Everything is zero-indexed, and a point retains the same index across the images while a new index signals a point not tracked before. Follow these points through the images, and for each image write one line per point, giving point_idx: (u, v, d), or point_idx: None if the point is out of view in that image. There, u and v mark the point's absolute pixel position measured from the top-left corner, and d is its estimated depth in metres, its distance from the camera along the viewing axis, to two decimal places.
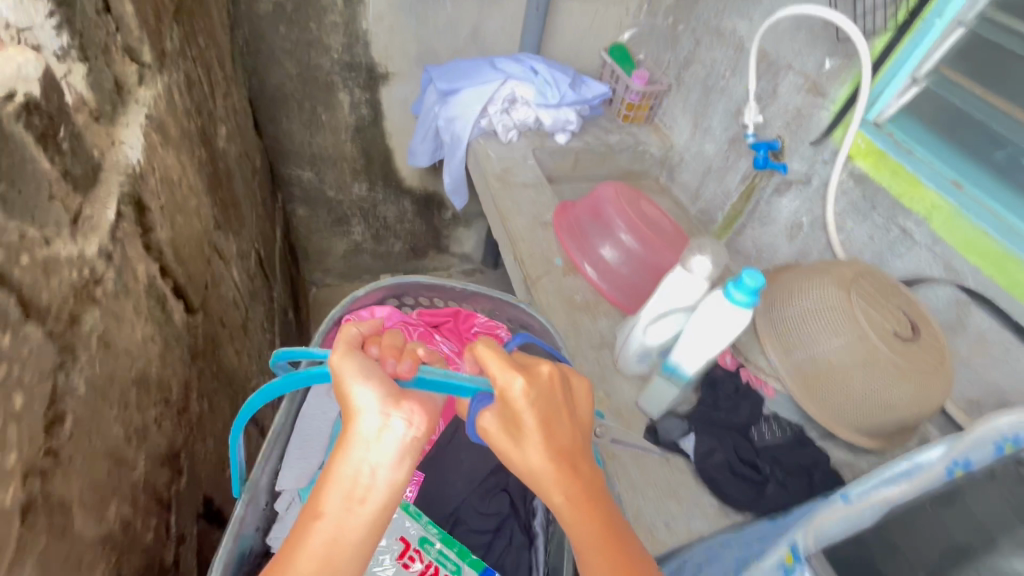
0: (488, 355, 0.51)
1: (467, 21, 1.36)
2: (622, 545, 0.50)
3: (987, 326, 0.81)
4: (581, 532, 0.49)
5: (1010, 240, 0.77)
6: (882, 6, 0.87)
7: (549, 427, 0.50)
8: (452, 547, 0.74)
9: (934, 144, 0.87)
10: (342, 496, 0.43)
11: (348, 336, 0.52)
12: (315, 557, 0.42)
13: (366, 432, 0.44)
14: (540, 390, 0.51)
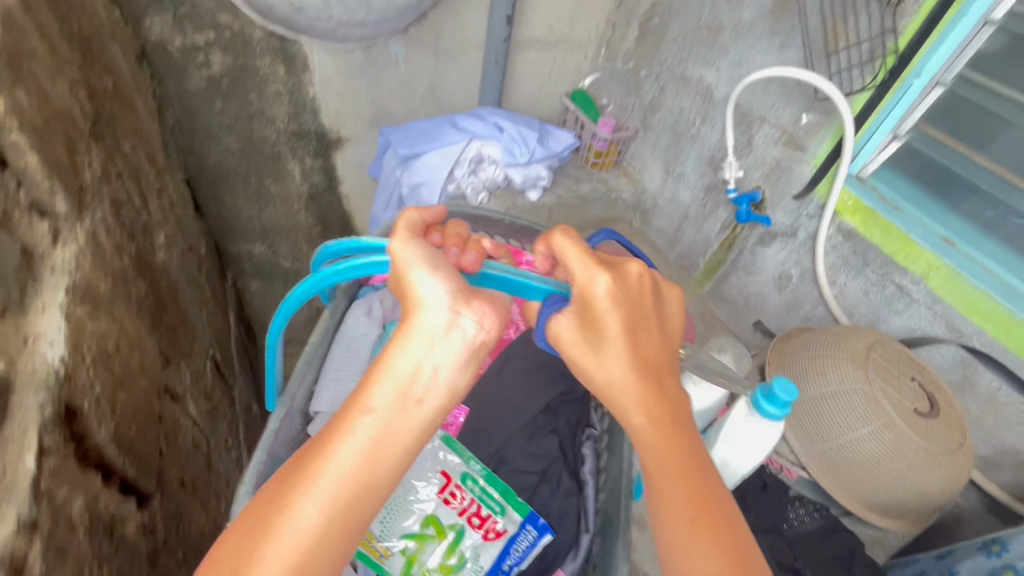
0: (571, 254, 0.50)
1: (422, 78, 1.28)
2: (707, 489, 0.47)
3: (996, 385, 0.80)
4: (662, 474, 0.47)
5: (1013, 302, 0.76)
6: (858, 65, 0.86)
7: (635, 333, 0.48)
8: (496, 488, 0.78)
9: (921, 201, 0.87)
10: (395, 391, 0.42)
11: (414, 221, 0.51)
12: (340, 463, 0.40)
13: (432, 325, 0.43)
14: (622, 283, 0.49)
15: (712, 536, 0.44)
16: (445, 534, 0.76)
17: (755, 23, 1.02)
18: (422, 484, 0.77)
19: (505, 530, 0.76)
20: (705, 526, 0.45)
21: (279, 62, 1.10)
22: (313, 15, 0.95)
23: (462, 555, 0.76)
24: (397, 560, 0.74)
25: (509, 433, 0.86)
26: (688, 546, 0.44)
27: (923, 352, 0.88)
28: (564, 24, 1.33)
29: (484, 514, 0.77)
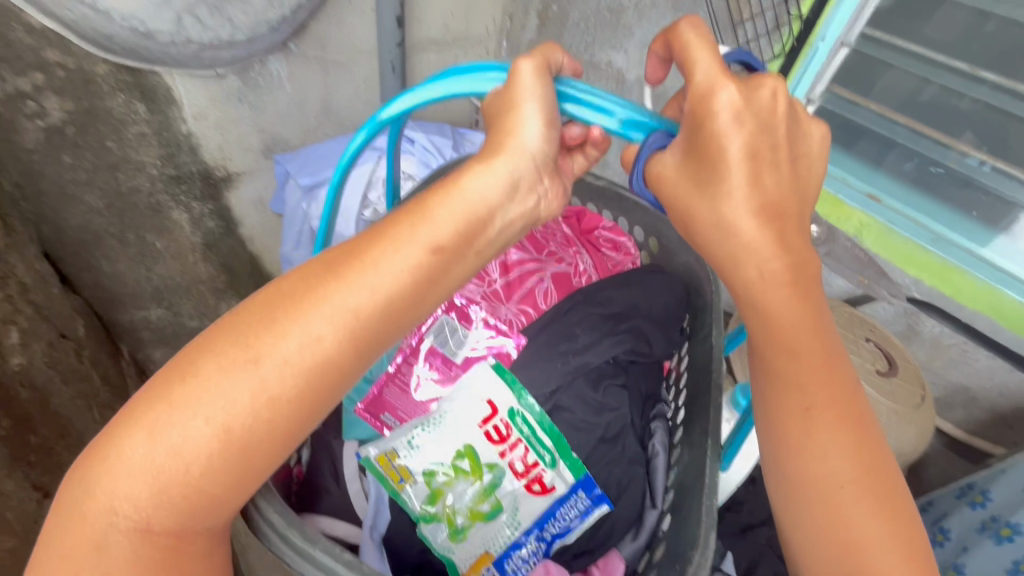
0: (700, 49, 0.46)
1: (315, 95, 1.15)
2: (831, 361, 0.51)
3: (939, 331, 0.82)
4: (795, 353, 0.51)
5: (941, 248, 0.79)
6: (765, 34, 0.84)
7: (756, 166, 0.46)
8: (550, 435, 0.71)
9: (842, 160, 0.88)
10: (458, 221, 0.46)
11: (552, 58, 0.51)
12: (369, 287, 0.44)
13: (517, 173, 0.48)
14: (750, 101, 0.45)
15: (842, 420, 0.51)
16: (480, 475, 0.71)
17: (656, 1, 0.99)
18: (462, 415, 0.71)
19: (553, 487, 0.71)
20: (834, 415, 0.51)
21: (135, 98, 0.94)
22: (166, 40, 0.81)
23: (495, 501, 0.71)
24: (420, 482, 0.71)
25: (566, 376, 0.74)
26: (821, 423, 0.51)
27: (867, 309, 0.89)
28: (459, 21, 1.24)
29: (531, 461, 0.71)
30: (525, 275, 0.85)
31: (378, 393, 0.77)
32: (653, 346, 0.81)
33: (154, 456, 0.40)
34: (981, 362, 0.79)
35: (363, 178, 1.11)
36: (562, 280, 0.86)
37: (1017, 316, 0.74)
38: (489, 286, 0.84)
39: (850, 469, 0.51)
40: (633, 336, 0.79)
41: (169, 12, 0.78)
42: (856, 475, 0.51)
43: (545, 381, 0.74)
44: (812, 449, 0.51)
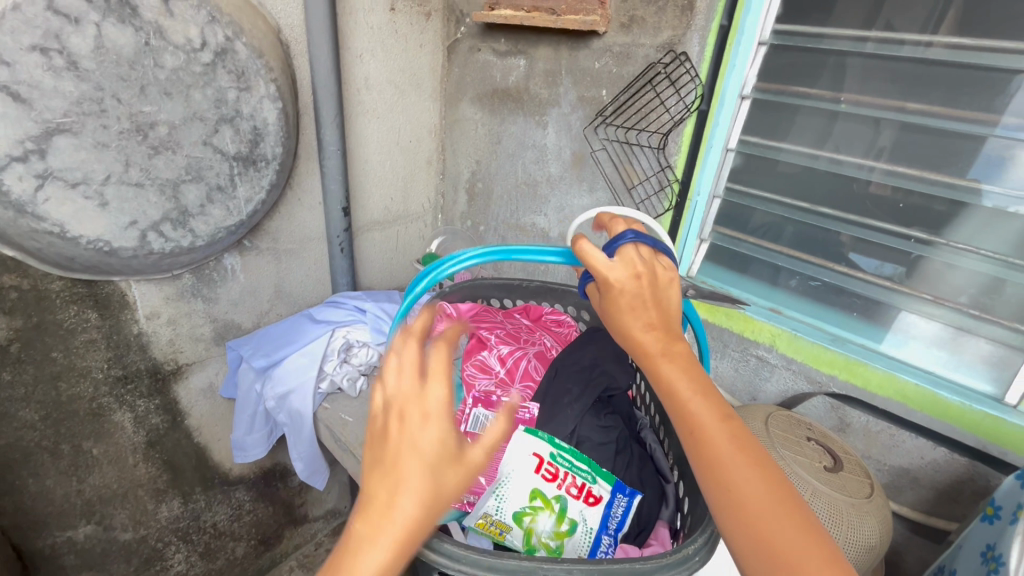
0: (592, 249, 0.54)
1: (266, 281, 1.23)
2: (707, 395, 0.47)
3: (865, 419, 0.91)
4: (677, 393, 0.47)
5: (842, 347, 0.91)
6: (654, 194, 1.05)
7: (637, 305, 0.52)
8: (580, 460, 0.56)
9: (738, 281, 1.07)
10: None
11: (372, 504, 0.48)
12: (436, 490, 0.35)
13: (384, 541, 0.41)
14: (626, 273, 0.52)
15: (739, 447, 0.44)
16: (553, 512, 0.53)
17: (563, 175, 1.20)
18: (508, 463, 0.55)
19: (602, 496, 0.54)
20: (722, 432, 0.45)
21: (88, 307, 0.96)
22: (129, 255, 0.87)
23: (571, 520, 0.53)
24: (513, 532, 0.53)
25: (578, 415, 0.62)
26: (718, 451, 0.44)
27: (800, 409, 0.97)
28: (398, 204, 1.42)
29: (581, 486, 0.54)
30: (516, 360, 0.71)
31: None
32: (620, 380, 0.67)
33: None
34: (909, 445, 0.87)
35: (318, 353, 1.14)
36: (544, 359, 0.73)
37: (919, 397, 0.84)
38: (492, 376, 0.69)
39: (756, 485, 0.42)
40: (606, 377, 0.67)
41: (135, 231, 0.86)
42: (759, 495, 0.42)
43: (560, 427, 0.61)
44: (721, 483, 0.43)
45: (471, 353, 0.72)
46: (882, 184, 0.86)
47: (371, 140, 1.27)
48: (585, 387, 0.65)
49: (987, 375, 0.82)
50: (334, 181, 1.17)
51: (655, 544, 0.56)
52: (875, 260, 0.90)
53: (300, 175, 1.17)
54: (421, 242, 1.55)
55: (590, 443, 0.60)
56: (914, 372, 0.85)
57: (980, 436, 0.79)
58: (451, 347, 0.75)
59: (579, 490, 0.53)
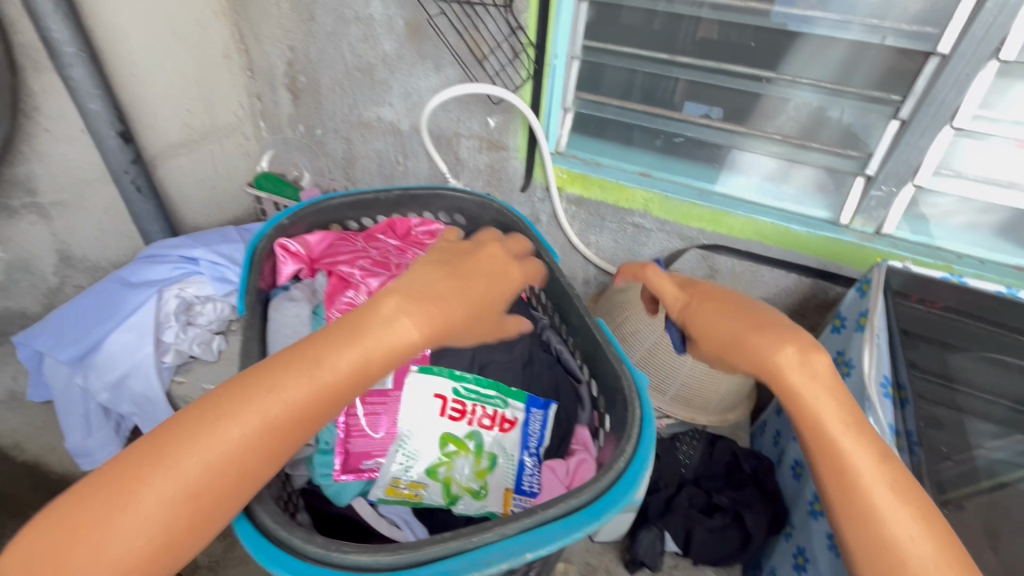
0: (654, 278, 0.62)
1: (41, 248, 0.94)
2: (821, 375, 0.47)
3: (730, 263, 0.97)
4: (806, 400, 0.46)
5: (707, 199, 0.93)
6: (508, 63, 0.93)
7: (712, 308, 0.54)
8: (488, 387, 0.55)
9: (607, 149, 1.02)
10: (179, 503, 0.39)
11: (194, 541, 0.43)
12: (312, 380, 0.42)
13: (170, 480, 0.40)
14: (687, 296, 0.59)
15: (866, 456, 0.44)
16: (467, 447, 0.53)
17: (401, 53, 1.00)
18: (409, 414, 0.54)
19: (516, 417, 0.55)
20: (829, 395, 0.46)
21: None
22: None
23: (490, 454, 0.53)
24: (430, 488, 0.52)
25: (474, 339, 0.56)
26: (846, 442, 0.45)
27: (675, 265, 1.02)
28: (199, 117, 1.12)
29: (490, 414, 0.54)
30: (392, 289, 0.61)
31: (343, 450, 0.52)
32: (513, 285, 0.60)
33: (94, 555, 0.37)
34: (767, 278, 0.96)
35: (148, 322, 0.92)
36: None
37: (773, 234, 0.90)
38: None
39: (859, 447, 0.45)
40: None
41: None
42: (888, 491, 0.43)
43: (457, 356, 0.54)
44: (860, 490, 0.43)
45: (332, 297, 0.60)
46: (730, 24, 0.83)
47: (129, 31, 0.93)
48: None
49: (823, 201, 0.90)
50: (89, 97, 0.86)
51: (578, 449, 0.56)
52: (700, 106, 0.92)
53: (34, 95, 0.84)
54: (247, 161, 1.27)
55: (493, 366, 0.56)
56: (770, 212, 0.90)
57: (821, 258, 0.88)
58: (303, 294, 0.62)
59: (492, 420, 0.53)
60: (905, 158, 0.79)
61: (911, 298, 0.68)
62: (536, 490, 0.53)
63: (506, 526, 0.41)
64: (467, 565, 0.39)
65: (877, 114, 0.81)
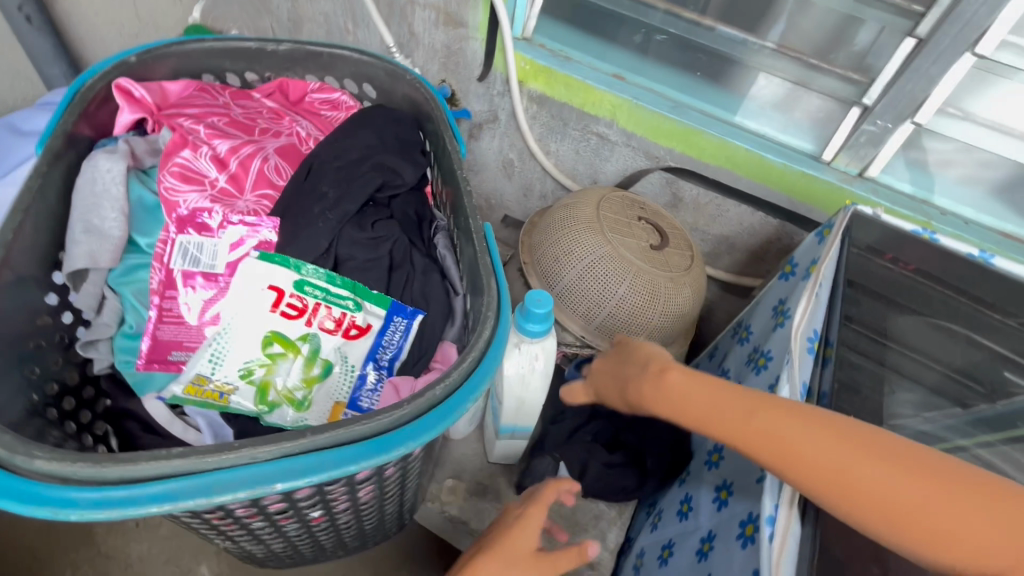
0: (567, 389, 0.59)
1: None
2: (689, 387, 0.46)
3: (695, 192, 0.88)
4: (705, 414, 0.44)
5: (680, 114, 0.81)
6: None
7: (610, 381, 0.54)
8: (339, 287, 0.51)
9: (580, 41, 0.87)
10: None
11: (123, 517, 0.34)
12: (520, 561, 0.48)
13: None
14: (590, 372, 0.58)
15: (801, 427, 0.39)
16: (297, 348, 0.50)
17: None
18: (239, 305, 0.50)
19: (370, 325, 0.51)
20: (716, 399, 0.44)
21: None
22: None
23: (325, 361, 0.50)
24: (240, 392, 0.48)
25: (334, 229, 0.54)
26: (761, 424, 0.40)
27: (637, 188, 0.92)
28: None
29: (336, 317, 0.50)
30: (243, 164, 0.59)
31: (150, 335, 0.51)
32: (404, 177, 0.59)
33: None
34: (732, 213, 0.87)
35: None
36: (285, 159, 0.62)
37: (746, 163, 0.79)
38: (205, 194, 0.57)
39: (784, 421, 0.40)
40: (378, 171, 0.58)
41: None
42: (836, 439, 0.38)
43: (309, 247, 0.53)
44: (816, 459, 0.38)
45: (167, 155, 0.57)
46: None
47: None
48: (343, 193, 0.56)
49: (810, 133, 0.79)
50: None
51: (438, 366, 0.51)
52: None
53: None
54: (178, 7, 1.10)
55: (353, 264, 0.54)
56: (746, 136, 0.78)
57: (792, 198, 0.79)
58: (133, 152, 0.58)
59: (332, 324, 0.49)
60: (912, 88, 0.67)
61: (884, 256, 0.58)
62: (373, 408, 0.50)
63: (262, 448, 0.36)
64: (194, 488, 0.35)
65: (893, 31, 0.67)
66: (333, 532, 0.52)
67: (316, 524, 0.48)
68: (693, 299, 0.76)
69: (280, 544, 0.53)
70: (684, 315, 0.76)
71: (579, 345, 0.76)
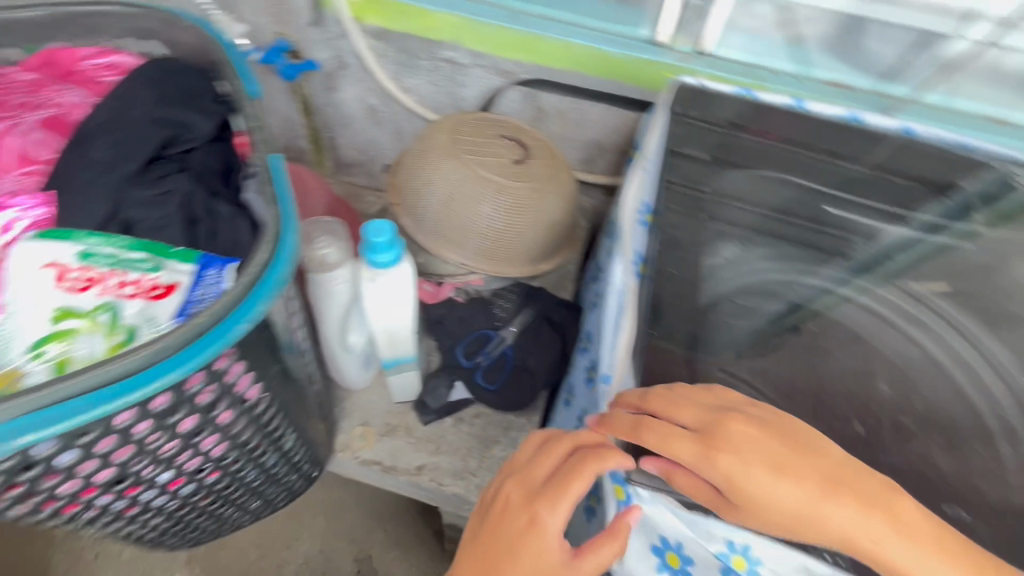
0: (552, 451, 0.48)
1: None
2: (704, 457, 0.44)
3: (554, 101, 0.87)
4: (706, 471, 0.43)
5: (516, 21, 0.78)
6: None
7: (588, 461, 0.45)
8: (137, 248, 0.47)
9: None
10: None
11: None
12: None
13: None
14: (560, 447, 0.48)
15: (795, 489, 0.42)
16: (97, 320, 0.44)
17: None
18: (19, 291, 0.45)
19: (176, 282, 0.46)
20: (715, 467, 0.43)
21: None
22: None
23: (128, 327, 0.44)
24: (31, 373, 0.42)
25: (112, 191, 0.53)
26: (763, 489, 0.42)
27: (500, 108, 0.91)
28: None
29: (132, 280, 0.45)
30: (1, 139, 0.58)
31: None
32: (196, 128, 0.58)
33: None
34: (594, 115, 0.87)
35: None
36: (56, 127, 0.60)
37: (590, 61, 0.78)
38: None
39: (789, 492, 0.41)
40: (162, 127, 0.56)
41: None
42: (831, 506, 0.41)
43: (87, 216, 0.51)
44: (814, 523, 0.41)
45: None
46: None
47: None
48: (117, 152, 0.55)
49: (645, 17, 0.78)
50: None
51: None
52: None
53: None
54: None
55: (146, 224, 0.52)
56: (584, 32, 0.77)
57: (641, 87, 0.79)
58: None
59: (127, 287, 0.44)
60: None
61: (746, 129, 0.63)
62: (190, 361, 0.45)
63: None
64: None
65: None
66: (217, 487, 0.53)
67: (176, 484, 0.48)
68: (562, 202, 0.77)
69: (165, 517, 0.53)
70: (556, 220, 0.77)
71: (462, 272, 0.76)
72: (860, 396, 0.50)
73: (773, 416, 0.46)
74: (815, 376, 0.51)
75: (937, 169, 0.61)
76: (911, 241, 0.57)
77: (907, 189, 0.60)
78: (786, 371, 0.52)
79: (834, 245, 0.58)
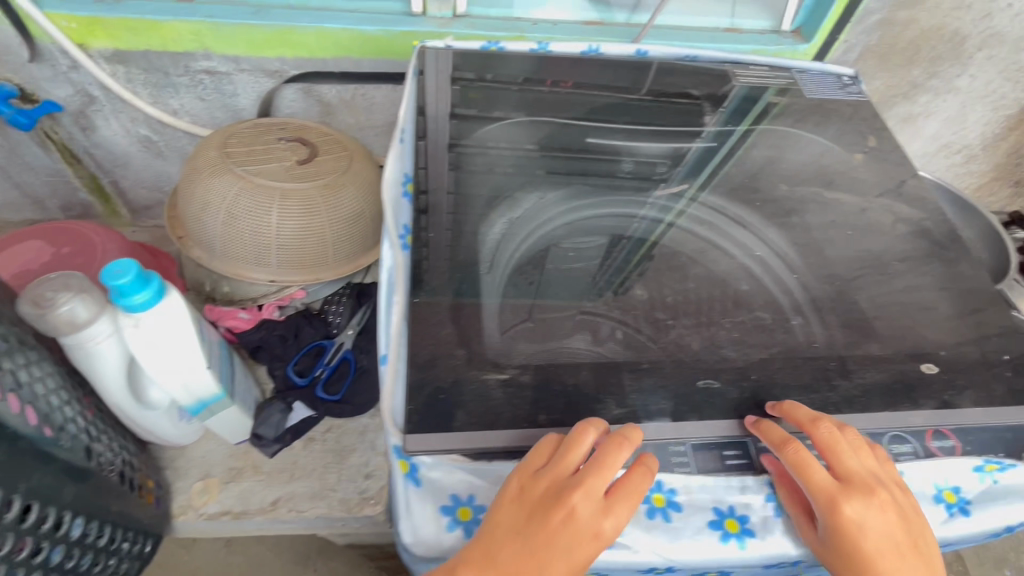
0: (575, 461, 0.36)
1: None
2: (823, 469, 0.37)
3: (334, 92, 0.83)
4: (819, 476, 0.37)
5: (262, 16, 0.73)
6: None
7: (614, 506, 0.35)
8: None
9: None
10: None
11: None
12: None
13: None
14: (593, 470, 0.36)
15: (878, 528, 0.37)
16: None
17: None
18: None
19: None
20: (818, 474, 0.37)
21: None
22: None
23: None
24: None
25: None
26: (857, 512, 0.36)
27: (283, 111, 0.85)
28: None
29: None
30: None
31: None
32: None
33: None
34: (380, 98, 0.84)
35: None
36: None
37: (353, 43, 0.75)
38: None
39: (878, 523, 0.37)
40: None
41: None
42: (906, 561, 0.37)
43: None
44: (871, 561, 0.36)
45: None
46: None
47: None
48: None
49: None
50: None
51: None
52: None
53: None
54: None
55: None
56: (338, 16, 0.74)
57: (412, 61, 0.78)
58: None
59: None
60: None
61: (545, 83, 0.65)
62: None
63: None
64: None
65: None
66: None
67: None
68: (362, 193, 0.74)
69: None
70: (362, 211, 0.74)
71: (276, 290, 0.71)
72: (685, 289, 0.50)
73: (837, 428, 0.39)
74: (638, 283, 0.51)
75: (705, 83, 0.66)
76: (700, 152, 0.62)
77: (676, 107, 0.65)
78: (619, 297, 0.48)
79: (635, 172, 0.60)
